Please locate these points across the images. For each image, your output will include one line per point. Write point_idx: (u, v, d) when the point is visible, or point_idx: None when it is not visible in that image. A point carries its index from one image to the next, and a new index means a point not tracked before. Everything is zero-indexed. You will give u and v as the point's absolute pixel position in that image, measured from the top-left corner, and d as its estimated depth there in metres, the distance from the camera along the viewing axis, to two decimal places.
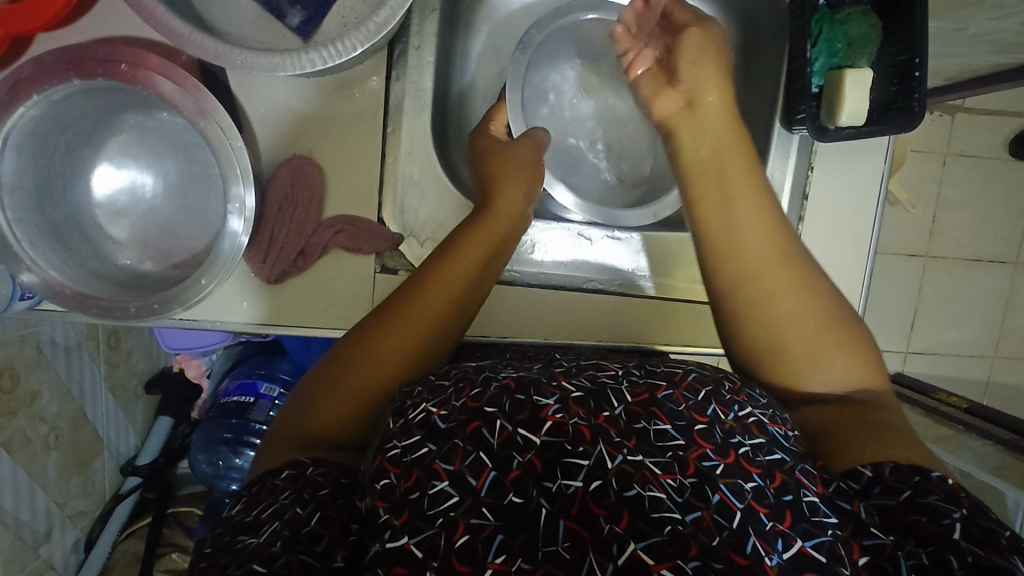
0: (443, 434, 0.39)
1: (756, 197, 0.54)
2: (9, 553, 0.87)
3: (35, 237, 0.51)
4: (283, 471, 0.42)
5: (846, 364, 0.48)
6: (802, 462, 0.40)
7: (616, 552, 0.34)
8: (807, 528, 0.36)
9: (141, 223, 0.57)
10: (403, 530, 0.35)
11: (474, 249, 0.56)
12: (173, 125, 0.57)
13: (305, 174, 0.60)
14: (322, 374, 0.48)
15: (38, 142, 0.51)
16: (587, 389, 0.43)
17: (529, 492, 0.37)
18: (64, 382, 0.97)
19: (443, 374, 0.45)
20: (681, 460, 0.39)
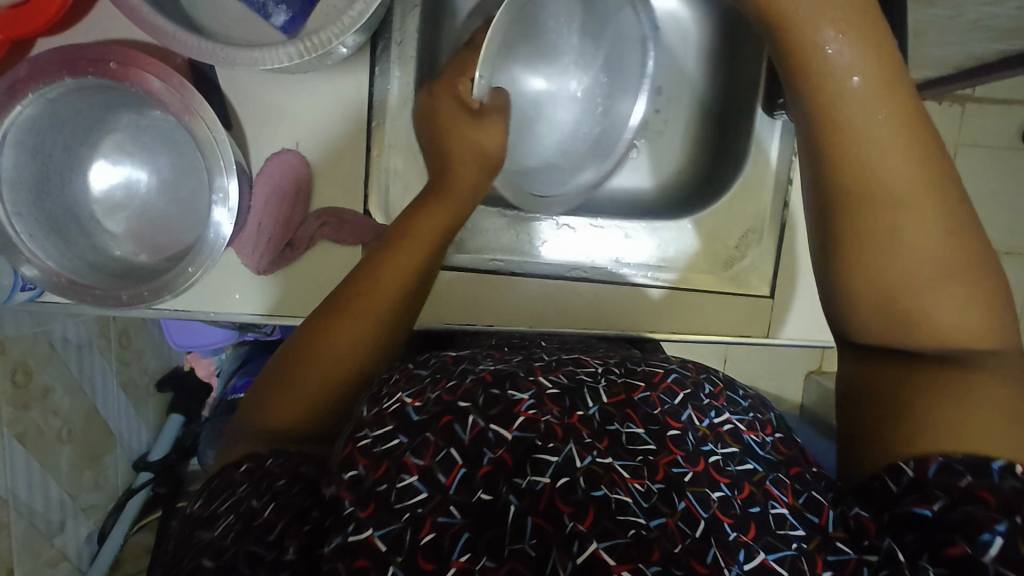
0: (416, 426, 0.40)
1: (875, 80, 0.46)
2: (23, 541, 0.91)
3: (34, 230, 0.53)
4: (241, 465, 0.43)
5: (959, 292, 0.44)
6: (774, 472, 0.43)
7: (577, 551, 0.35)
8: (771, 542, 0.38)
9: (136, 217, 0.60)
10: (367, 523, 0.35)
11: (424, 233, 0.57)
12: (165, 122, 0.59)
13: (293, 169, 0.62)
14: (281, 370, 0.51)
15: (37, 139, 0.53)
16: (563, 386, 0.44)
17: (499, 490, 0.38)
18: (75, 377, 1.01)
19: (422, 364, 0.47)
20: (651, 465, 0.41)
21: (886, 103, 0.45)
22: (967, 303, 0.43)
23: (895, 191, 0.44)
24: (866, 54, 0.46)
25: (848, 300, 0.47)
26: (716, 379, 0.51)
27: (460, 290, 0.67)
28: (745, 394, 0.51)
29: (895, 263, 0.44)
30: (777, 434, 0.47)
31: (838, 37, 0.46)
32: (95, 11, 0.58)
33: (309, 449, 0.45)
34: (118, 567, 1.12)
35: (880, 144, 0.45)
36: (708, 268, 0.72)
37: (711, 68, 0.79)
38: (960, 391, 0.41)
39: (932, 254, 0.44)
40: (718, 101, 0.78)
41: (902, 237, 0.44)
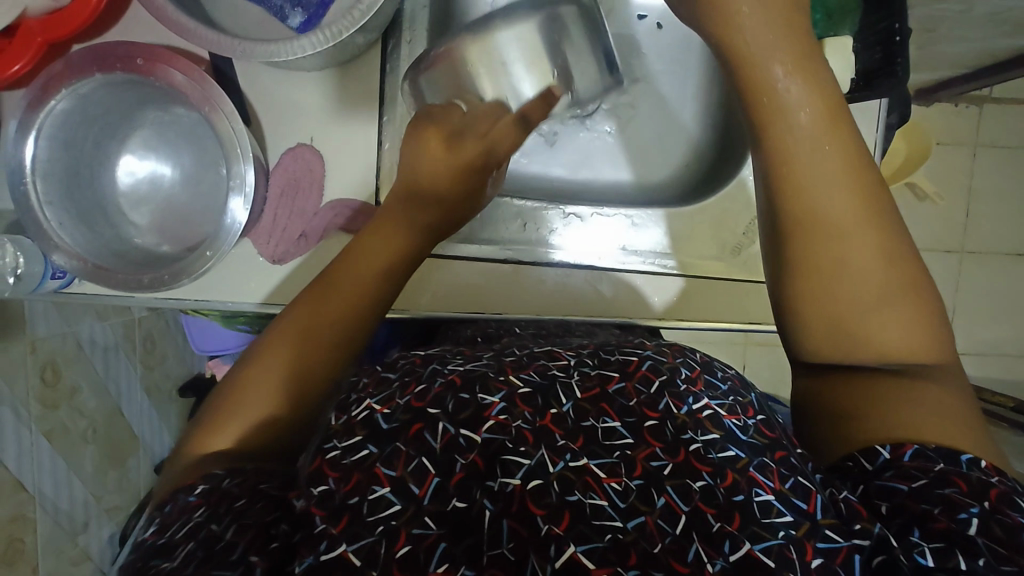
0: (386, 436, 0.42)
1: (825, 106, 0.45)
2: (46, 539, 0.93)
3: (64, 219, 0.57)
4: (196, 487, 0.42)
5: (899, 325, 0.43)
6: (759, 457, 0.42)
7: (554, 555, 0.38)
8: (757, 531, 0.38)
9: (159, 210, 0.63)
10: (341, 539, 0.38)
11: (383, 245, 0.57)
12: (187, 118, 0.62)
13: (307, 162, 0.65)
14: (230, 393, 0.50)
15: (68, 134, 0.57)
16: (535, 385, 0.45)
17: (472, 495, 0.40)
18: (101, 378, 1.04)
19: (394, 367, 0.49)
20: (628, 461, 0.41)
21: (830, 127, 0.45)
22: (912, 326, 0.43)
23: (837, 222, 0.44)
24: (810, 80, 0.45)
25: (803, 327, 0.46)
26: (696, 360, 0.50)
27: (471, 279, 0.69)
28: (728, 375, 0.50)
29: (850, 282, 0.43)
30: (760, 416, 0.46)
31: (785, 69, 0.45)
32: (124, 16, 0.62)
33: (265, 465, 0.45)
34: None
35: (824, 176, 0.44)
36: (709, 254, 0.72)
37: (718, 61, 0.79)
38: (906, 394, 0.43)
39: (879, 277, 0.43)
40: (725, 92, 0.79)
41: (850, 264, 0.43)
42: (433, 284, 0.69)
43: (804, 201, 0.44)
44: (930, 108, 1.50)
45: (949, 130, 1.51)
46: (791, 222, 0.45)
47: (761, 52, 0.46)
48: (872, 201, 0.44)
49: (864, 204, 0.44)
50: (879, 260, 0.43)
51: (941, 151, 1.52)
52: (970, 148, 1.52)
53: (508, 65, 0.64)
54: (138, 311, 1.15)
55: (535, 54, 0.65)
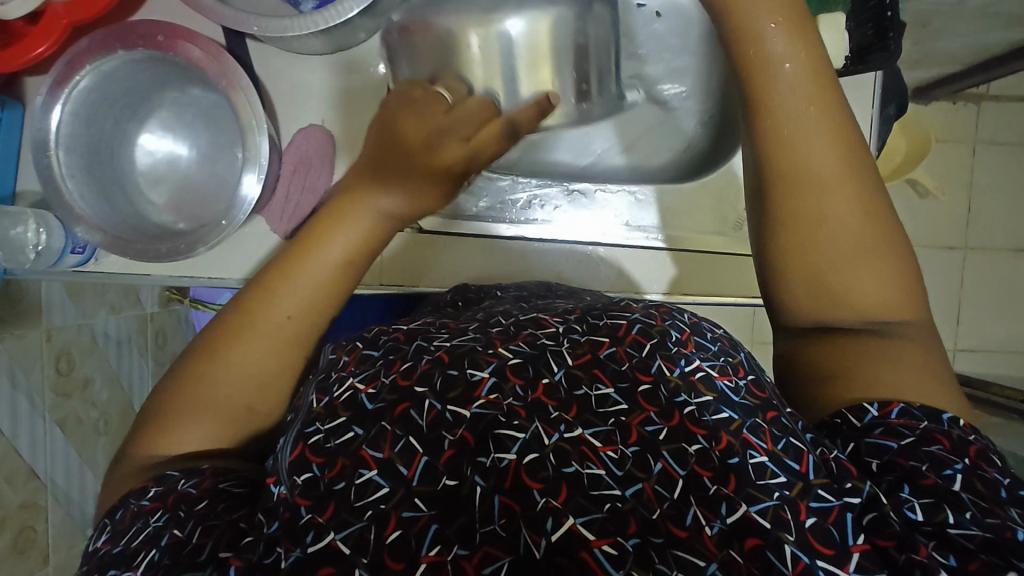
0: (371, 416, 0.40)
1: (811, 67, 0.45)
2: (58, 530, 0.94)
3: (85, 192, 0.59)
4: (149, 491, 0.43)
5: (876, 281, 0.45)
6: (752, 418, 0.39)
7: (550, 529, 0.35)
8: (753, 493, 0.35)
9: (177, 189, 0.65)
10: (328, 528, 0.35)
11: (343, 245, 0.54)
12: (204, 98, 0.64)
13: (318, 141, 0.67)
14: (177, 387, 0.50)
15: (91, 112, 0.59)
16: (524, 354, 0.42)
17: (463, 472, 0.37)
18: (114, 371, 1.06)
19: (375, 344, 0.46)
20: (623, 427, 0.38)
21: (813, 85, 0.45)
22: (887, 283, 0.45)
23: (820, 176, 0.45)
24: (800, 36, 0.46)
25: (784, 282, 0.47)
26: (686, 321, 0.46)
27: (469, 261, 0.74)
28: (719, 336, 0.46)
29: (829, 238, 0.45)
30: (752, 376, 0.43)
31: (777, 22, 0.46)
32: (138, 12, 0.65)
33: (225, 464, 0.47)
34: None
35: (808, 131, 0.45)
36: (706, 230, 0.75)
37: None
38: (882, 352, 0.45)
39: (857, 234, 0.45)
40: None
41: (831, 220, 0.45)
42: (434, 267, 0.74)
43: (789, 155, 0.45)
44: (928, 106, 1.52)
45: (948, 128, 1.53)
46: (777, 176, 0.46)
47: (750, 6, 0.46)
48: (854, 162, 0.45)
49: (843, 162, 0.45)
50: (852, 221, 0.45)
51: (940, 148, 1.54)
52: (970, 145, 1.54)
53: (513, 59, 0.64)
54: (150, 308, 1.17)
55: (542, 51, 0.65)
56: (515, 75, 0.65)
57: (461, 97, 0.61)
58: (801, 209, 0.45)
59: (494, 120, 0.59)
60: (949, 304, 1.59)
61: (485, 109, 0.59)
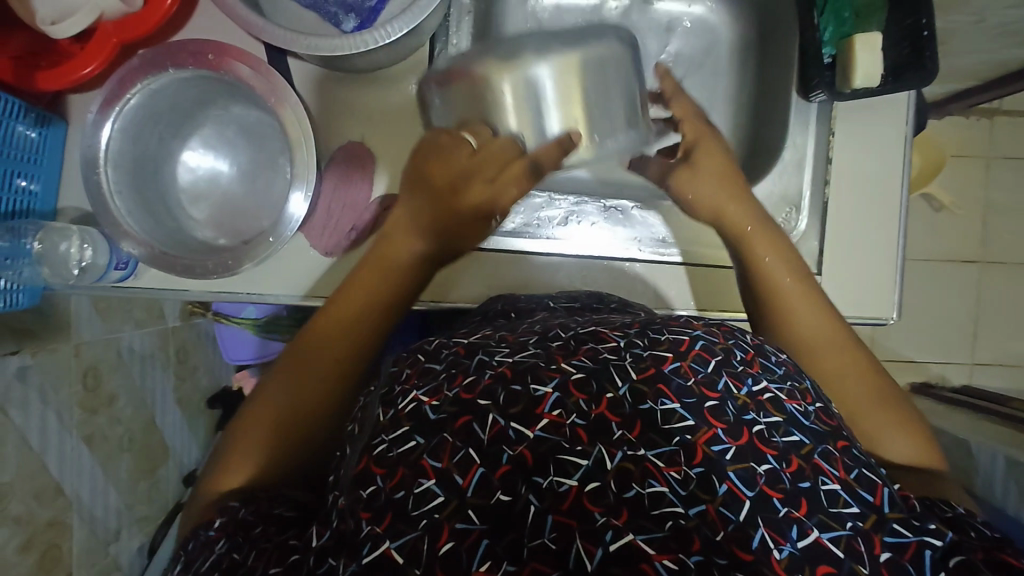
0: (433, 426, 0.40)
1: (785, 249, 0.61)
2: (83, 548, 0.93)
3: (131, 208, 0.60)
4: (215, 522, 0.45)
5: (904, 439, 0.53)
6: (822, 445, 0.40)
7: (609, 539, 0.35)
8: (825, 519, 0.36)
9: (217, 205, 0.65)
10: (384, 536, 0.36)
11: (381, 284, 0.56)
12: (245, 116, 0.65)
13: (358, 157, 0.68)
14: (242, 424, 0.53)
15: (138, 130, 0.60)
16: (588, 368, 0.42)
17: (517, 490, 0.37)
18: (139, 386, 1.06)
19: (435, 358, 0.46)
20: (688, 447, 0.38)
21: (794, 275, 0.60)
22: (911, 439, 0.53)
23: (824, 350, 0.56)
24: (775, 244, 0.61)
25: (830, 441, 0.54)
26: (749, 342, 0.47)
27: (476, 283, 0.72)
28: (782, 359, 0.47)
29: (852, 399, 0.54)
30: (819, 403, 0.44)
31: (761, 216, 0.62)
32: (179, 33, 0.66)
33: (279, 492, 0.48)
34: None
35: (803, 316, 0.58)
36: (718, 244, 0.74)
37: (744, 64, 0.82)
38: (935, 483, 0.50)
39: (873, 396, 0.54)
40: (752, 90, 0.81)
41: (847, 386, 0.55)
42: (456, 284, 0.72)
43: (794, 333, 0.57)
44: (942, 121, 1.53)
45: (961, 143, 1.54)
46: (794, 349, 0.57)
47: (749, 214, 0.63)
48: (846, 337, 0.57)
49: (838, 338, 0.57)
50: (857, 386, 0.55)
51: (954, 164, 1.55)
52: (984, 160, 1.55)
53: (541, 96, 0.59)
54: (172, 322, 1.17)
55: (570, 87, 0.60)
56: (544, 111, 0.59)
57: (486, 140, 0.56)
58: (822, 376, 0.55)
59: (516, 160, 0.55)
60: (967, 319, 1.58)
61: (506, 149, 0.55)
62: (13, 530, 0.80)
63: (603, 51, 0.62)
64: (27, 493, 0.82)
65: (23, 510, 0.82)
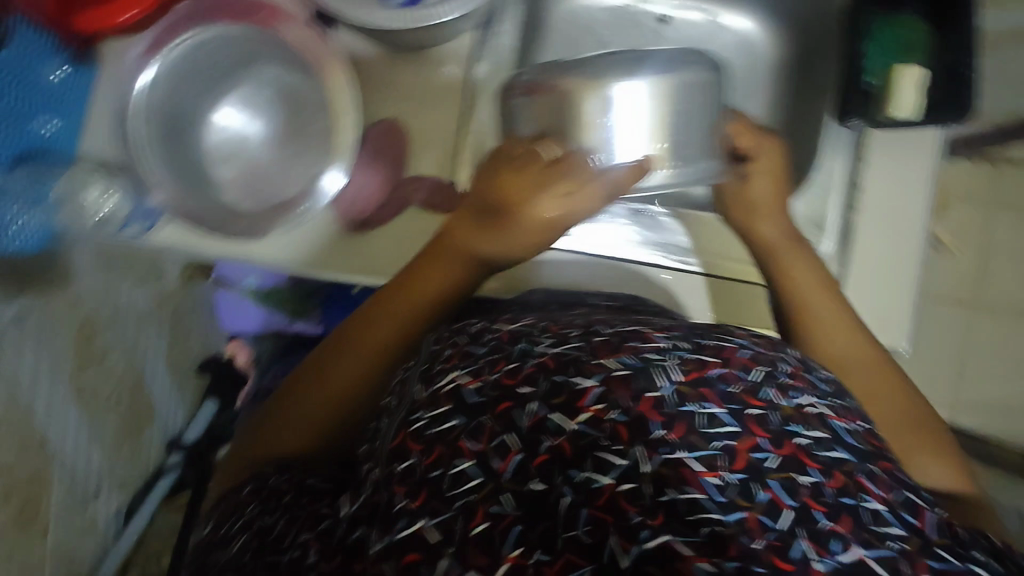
0: (472, 410, 0.41)
1: (818, 273, 0.62)
2: (60, 505, 0.91)
3: (162, 159, 0.59)
4: (249, 485, 0.49)
5: (937, 465, 0.53)
6: (866, 465, 0.40)
7: (645, 537, 0.36)
8: (868, 537, 0.35)
9: (244, 168, 0.64)
10: (420, 514, 0.38)
11: (432, 280, 0.55)
12: (282, 80, 0.63)
13: (390, 134, 0.68)
14: (289, 392, 0.56)
15: (176, 81, 0.60)
16: (633, 368, 0.42)
17: (553, 480, 0.38)
18: (132, 346, 1.04)
19: (479, 341, 0.46)
20: (730, 451, 0.38)
21: (826, 290, 0.61)
22: (944, 466, 0.53)
23: (860, 367, 0.57)
24: (800, 259, 0.63)
25: None
26: (794, 358, 0.47)
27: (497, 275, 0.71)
28: (830, 378, 0.46)
29: (888, 419, 0.55)
30: (864, 424, 0.44)
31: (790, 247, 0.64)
32: None
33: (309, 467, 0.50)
34: (143, 545, 1.12)
35: (835, 328, 0.58)
36: (743, 258, 0.75)
37: (782, 86, 0.83)
38: (968, 512, 0.50)
39: (910, 419, 0.55)
40: (787, 114, 0.82)
41: (883, 404, 0.55)
42: None
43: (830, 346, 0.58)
44: (955, 163, 1.54)
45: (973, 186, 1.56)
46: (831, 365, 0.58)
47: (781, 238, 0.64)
48: (880, 358, 0.58)
49: (872, 355, 0.58)
50: (894, 407, 0.55)
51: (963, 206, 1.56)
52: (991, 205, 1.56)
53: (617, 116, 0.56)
54: (172, 284, 1.14)
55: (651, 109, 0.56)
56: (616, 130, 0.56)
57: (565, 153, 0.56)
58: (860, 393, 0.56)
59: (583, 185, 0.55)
60: None
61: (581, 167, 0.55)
62: None
63: (690, 77, 0.57)
64: None
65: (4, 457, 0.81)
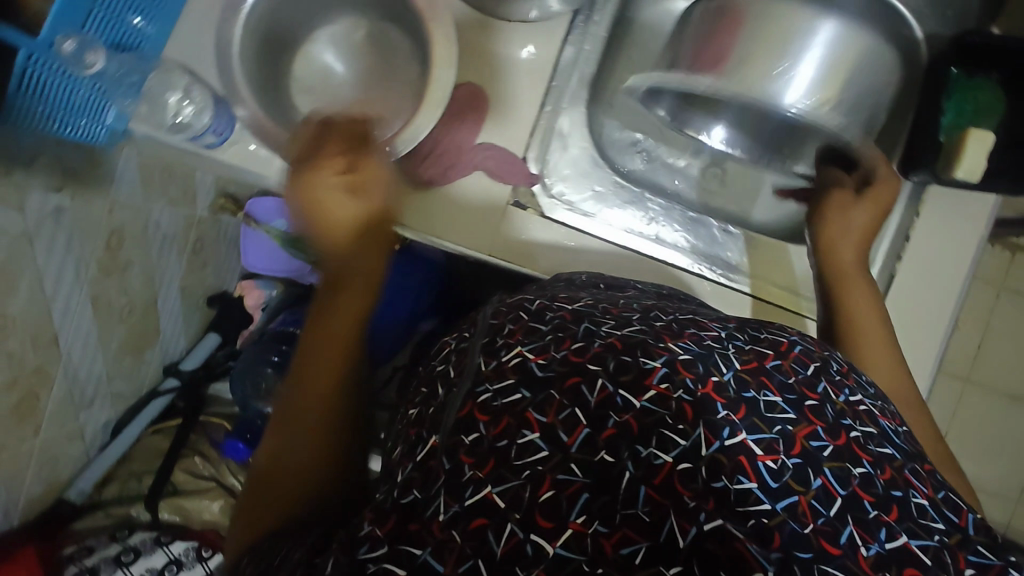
0: (540, 382, 0.42)
1: (875, 302, 0.66)
2: (57, 405, 0.90)
3: (253, 84, 0.66)
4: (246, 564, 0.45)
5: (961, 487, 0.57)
6: (911, 463, 0.42)
7: (703, 520, 0.36)
8: (913, 528, 0.38)
9: (321, 103, 0.75)
10: (487, 482, 0.38)
11: (358, 288, 0.58)
12: (357, 31, 0.76)
13: (474, 97, 0.73)
14: (259, 471, 0.52)
15: (272, 19, 0.68)
16: (694, 352, 0.43)
17: (620, 454, 0.38)
18: (152, 263, 1.03)
19: (542, 319, 0.48)
20: (789, 437, 0.40)
21: (876, 315, 0.65)
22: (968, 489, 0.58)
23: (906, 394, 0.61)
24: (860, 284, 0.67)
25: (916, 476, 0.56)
26: (842, 358, 0.50)
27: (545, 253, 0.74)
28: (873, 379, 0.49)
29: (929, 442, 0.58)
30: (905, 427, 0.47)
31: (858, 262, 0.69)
32: None
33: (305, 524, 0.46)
34: (126, 463, 1.08)
35: (889, 355, 0.63)
36: (780, 283, 0.78)
37: None
38: None
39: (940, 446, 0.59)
40: None
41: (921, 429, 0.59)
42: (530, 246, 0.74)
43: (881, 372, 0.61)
44: None
45: None
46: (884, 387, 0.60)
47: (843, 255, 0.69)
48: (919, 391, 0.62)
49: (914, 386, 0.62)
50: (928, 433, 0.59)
51: None
52: None
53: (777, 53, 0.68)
54: (200, 210, 1.13)
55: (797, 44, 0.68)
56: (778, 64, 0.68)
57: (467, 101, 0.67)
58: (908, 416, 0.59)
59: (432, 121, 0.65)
60: None
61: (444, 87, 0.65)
62: (4, 364, 0.76)
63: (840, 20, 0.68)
64: (27, 332, 0.79)
65: (18, 347, 0.78)
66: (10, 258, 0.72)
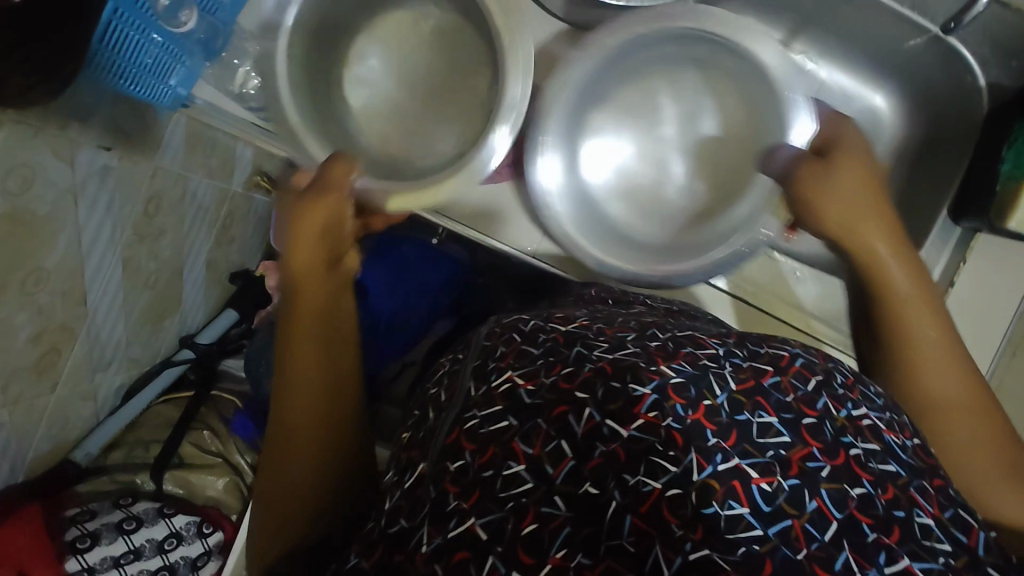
0: (527, 410, 0.41)
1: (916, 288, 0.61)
2: (76, 363, 0.89)
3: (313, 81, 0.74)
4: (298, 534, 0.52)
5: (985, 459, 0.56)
6: (918, 480, 0.41)
7: (688, 549, 0.35)
8: (915, 549, 0.37)
9: (375, 99, 0.81)
10: (471, 513, 0.38)
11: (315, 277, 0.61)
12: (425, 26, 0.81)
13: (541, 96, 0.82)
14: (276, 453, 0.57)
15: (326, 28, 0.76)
16: (688, 374, 0.42)
17: (606, 484, 0.38)
18: (184, 232, 1.02)
19: (534, 341, 0.47)
20: (783, 461, 0.39)
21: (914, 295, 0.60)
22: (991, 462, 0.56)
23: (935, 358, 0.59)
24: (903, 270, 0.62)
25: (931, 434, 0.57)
26: (847, 370, 0.48)
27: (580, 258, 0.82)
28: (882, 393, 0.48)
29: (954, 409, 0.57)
30: (915, 439, 0.45)
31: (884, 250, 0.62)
32: None
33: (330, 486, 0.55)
34: (133, 430, 1.08)
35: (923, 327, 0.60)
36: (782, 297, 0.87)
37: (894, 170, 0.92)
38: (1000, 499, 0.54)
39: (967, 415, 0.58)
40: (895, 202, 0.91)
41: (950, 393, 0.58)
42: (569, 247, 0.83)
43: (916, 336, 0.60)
44: None
45: None
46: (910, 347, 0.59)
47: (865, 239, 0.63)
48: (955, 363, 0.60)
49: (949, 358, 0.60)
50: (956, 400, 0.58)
51: None
52: None
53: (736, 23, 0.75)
54: (236, 185, 1.13)
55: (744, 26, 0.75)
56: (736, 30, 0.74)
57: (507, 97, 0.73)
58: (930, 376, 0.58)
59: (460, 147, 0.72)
60: None
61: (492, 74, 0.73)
62: (32, 316, 0.75)
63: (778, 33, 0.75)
64: (59, 287, 0.78)
65: (48, 302, 0.77)
66: (53, 213, 0.72)
